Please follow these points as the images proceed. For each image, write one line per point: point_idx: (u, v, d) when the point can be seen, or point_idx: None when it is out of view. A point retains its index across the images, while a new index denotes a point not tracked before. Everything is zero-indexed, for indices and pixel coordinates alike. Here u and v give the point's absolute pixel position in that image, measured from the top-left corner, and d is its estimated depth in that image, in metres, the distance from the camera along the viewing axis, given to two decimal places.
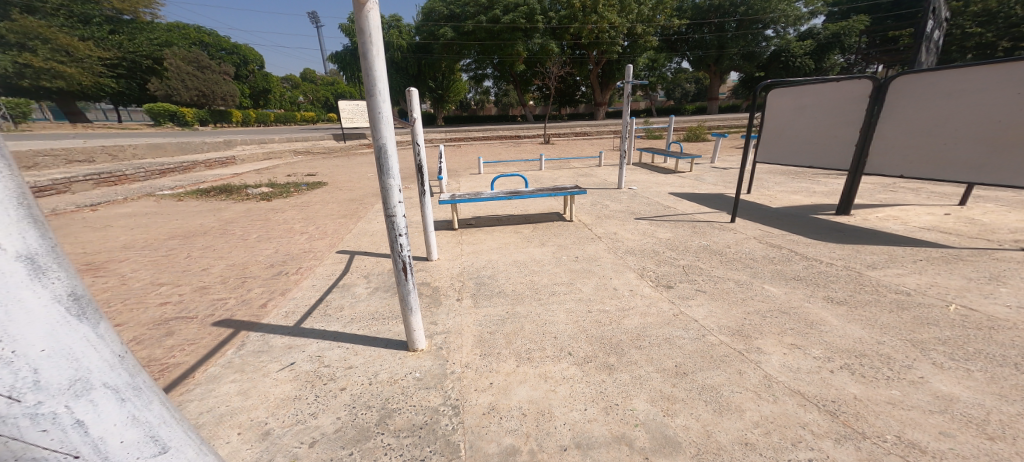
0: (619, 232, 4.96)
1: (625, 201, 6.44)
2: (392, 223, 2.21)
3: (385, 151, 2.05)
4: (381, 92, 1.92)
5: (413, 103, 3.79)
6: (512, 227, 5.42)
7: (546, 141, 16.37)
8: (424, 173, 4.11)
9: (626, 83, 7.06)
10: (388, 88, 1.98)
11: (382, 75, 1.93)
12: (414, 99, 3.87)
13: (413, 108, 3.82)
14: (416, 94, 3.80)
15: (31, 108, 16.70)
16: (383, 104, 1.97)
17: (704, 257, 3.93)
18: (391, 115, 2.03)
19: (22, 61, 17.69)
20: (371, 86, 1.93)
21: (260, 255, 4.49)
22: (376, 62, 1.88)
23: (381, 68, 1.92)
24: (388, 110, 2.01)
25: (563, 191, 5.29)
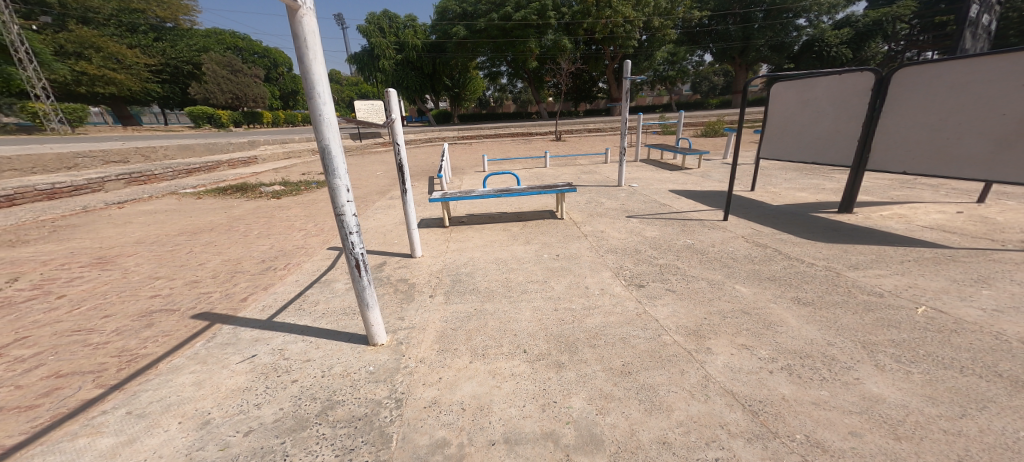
0: (608, 227, 4.81)
1: (621, 198, 6.03)
2: (342, 222, 2.29)
3: (329, 151, 2.13)
4: (320, 94, 2.01)
5: (393, 103, 3.87)
6: (502, 224, 5.41)
7: (557, 138, 16.14)
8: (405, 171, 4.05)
9: (627, 76, 6.64)
10: (329, 90, 2.06)
11: (322, 79, 2.01)
12: (395, 99, 3.94)
13: (393, 108, 3.90)
14: (395, 94, 3.87)
15: (88, 113, 17.39)
16: (325, 106, 2.06)
17: (687, 256, 3.82)
18: (333, 117, 2.10)
19: (80, 68, 18.62)
20: (311, 88, 2.01)
21: (256, 250, 4.67)
22: (314, 67, 1.97)
23: (321, 71, 2.00)
24: (330, 112, 2.10)
25: (553, 189, 5.18)
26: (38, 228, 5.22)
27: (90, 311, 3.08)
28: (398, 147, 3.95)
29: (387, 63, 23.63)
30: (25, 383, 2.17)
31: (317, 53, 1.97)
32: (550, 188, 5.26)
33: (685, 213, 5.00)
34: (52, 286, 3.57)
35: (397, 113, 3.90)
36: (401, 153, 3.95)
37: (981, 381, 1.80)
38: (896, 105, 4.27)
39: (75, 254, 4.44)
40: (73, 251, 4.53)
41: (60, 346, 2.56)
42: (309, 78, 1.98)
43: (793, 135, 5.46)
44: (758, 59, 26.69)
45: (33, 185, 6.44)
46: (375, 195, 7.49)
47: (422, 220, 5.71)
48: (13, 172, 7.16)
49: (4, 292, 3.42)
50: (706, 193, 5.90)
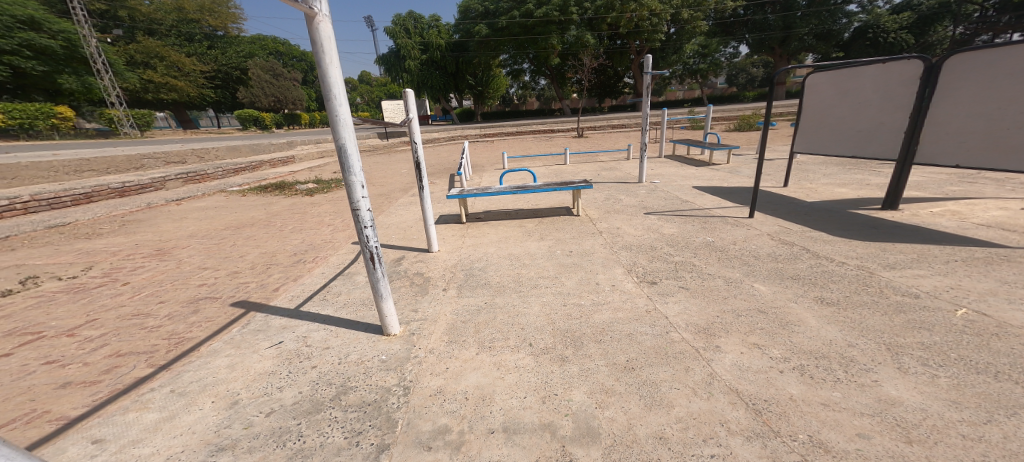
0: (625, 224, 4.71)
1: (641, 195, 5.89)
2: (357, 216, 2.35)
3: (345, 150, 2.21)
4: (336, 96, 2.10)
5: (410, 103, 3.96)
6: (518, 220, 5.39)
7: (578, 135, 15.92)
8: (422, 170, 4.14)
9: (648, 72, 6.45)
10: (344, 92, 2.15)
11: (337, 81, 2.10)
12: (411, 99, 4.03)
13: (410, 107, 3.98)
14: (412, 94, 3.96)
15: (155, 118, 18.97)
16: (340, 108, 2.16)
17: (709, 253, 3.68)
18: (348, 118, 2.20)
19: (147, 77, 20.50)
20: (327, 90, 2.10)
21: (290, 245, 4.65)
22: (330, 69, 2.06)
23: (336, 74, 2.10)
24: (346, 113, 2.19)
25: (569, 186, 5.14)
26: (109, 223, 5.26)
27: (149, 296, 3.15)
28: (417, 145, 4.05)
29: (413, 63, 24.21)
30: (91, 360, 2.32)
31: (333, 57, 2.07)
32: (566, 185, 5.22)
33: (709, 210, 4.80)
34: (120, 274, 3.61)
35: (413, 112, 3.98)
36: (418, 151, 4.04)
37: (1016, 387, 1.76)
38: (948, 93, 3.89)
39: (139, 246, 4.40)
40: (138, 243, 4.54)
41: (120, 328, 2.68)
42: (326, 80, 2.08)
43: (833, 127, 5.08)
44: (801, 49, 25.02)
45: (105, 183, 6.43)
46: (397, 192, 7.67)
47: (440, 216, 5.81)
48: (89, 173, 7.00)
49: (77, 279, 3.46)
50: (735, 188, 5.62)
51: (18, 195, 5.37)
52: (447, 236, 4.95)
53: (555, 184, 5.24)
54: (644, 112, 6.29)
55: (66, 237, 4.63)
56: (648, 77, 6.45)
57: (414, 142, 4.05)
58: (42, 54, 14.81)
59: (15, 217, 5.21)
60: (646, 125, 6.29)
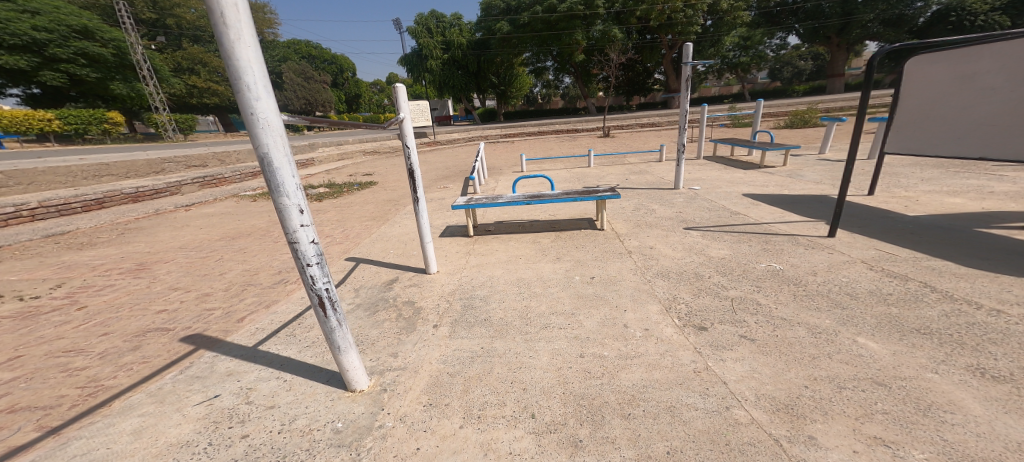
0: (660, 243, 3.91)
1: (678, 205, 5.01)
2: (297, 251, 1.66)
3: (270, 163, 1.45)
4: (251, 88, 1.34)
5: (400, 98, 3.32)
6: (533, 234, 4.68)
7: (605, 135, 14.95)
8: (418, 179, 3.53)
9: (688, 63, 5.52)
10: (267, 82, 1.39)
11: (253, 67, 1.34)
12: (403, 95, 3.39)
13: (401, 104, 3.33)
14: (403, 88, 3.31)
15: (196, 122, 19.77)
16: (261, 103, 1.39)
17: (778, 288, 2.84)
18: (276, 120, 1.43)
19: (191, 83, 21.46)
20: (239, 79, 1.33)
21: (279, 258, 4.21)
22: (237, 50, 1.29)
23: (250, 57, 1.33)
24: (271, 111, 1.42)
25: (594, 195, 4.38)
26: (109, 231, 5.04)
27: (94, 326, 2.75)
28: (410, 150, 3.43)
29: (434, 63, 23.92)
30: None
31: (242, 31, 1.29)
32: (590, 193, 4.47)
33: (769, 226, 3.88)
34: (83, 294, 3.26)
35: (405, 111, 3.31)
36: (411, 157, 3.44)
37: None
38: None
39: (123, 258, 4.09)
40: (124, 255, 4.24)
41: (39, 370, 2.27)
42: (232, 65, 1.30)
43: (949, 119, 3.89)
44: (864, 37, 22.22)
45: (117, 189, 6.28)
46: (407, 198, 7.18)
47: (446, 227, 5.23)
48: (107, 178, 6.92)
49: (36, 300, 3.15)
50: (797, 196, 4.63)
51: (26, 201, 5.31)
52: (451, 252, 4.35)
53: (578, 193, 4.50)
54: (683, 109, 5.36)
55: (58, 248, 4.41)
56: (689, 69, 5.51)
57: (407, 147, 3.43)
58: (94, 61, 15.45)
59: (20, 224, 5.13)
60: (685, 124, 5.37)
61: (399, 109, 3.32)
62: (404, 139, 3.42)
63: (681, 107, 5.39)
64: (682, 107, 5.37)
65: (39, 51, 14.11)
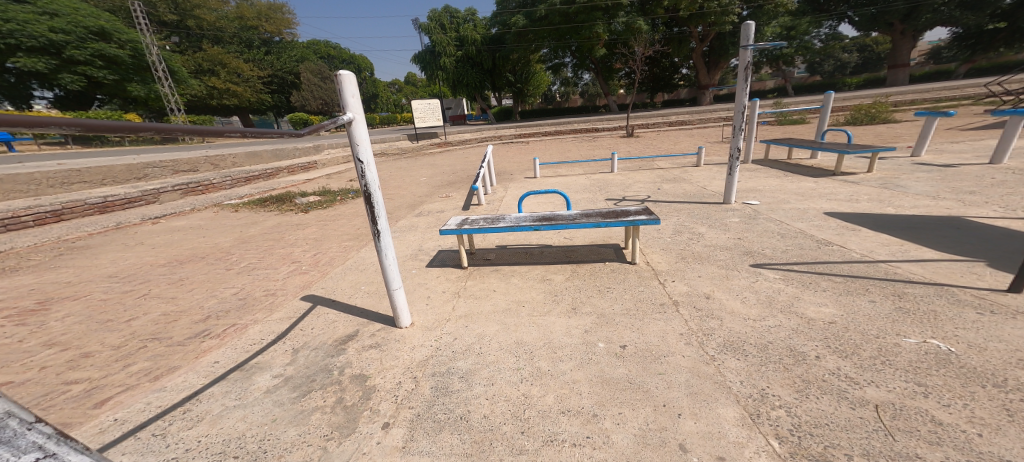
0: (723, 291, 2.79)
1: (736, 227, 3.84)
2: None
3: None
4: None
5: (347, 90, 2.16)
6: (545, 266, 3.65)
7: (629, 135, 13.63)
8: (379, 207, 2.41)
9: (748, 44, 3.95)
10: None
11: None
12: (354, 87, 2.27)
13: (349, 101, 2.20)
14: (352, 78, 2.18)
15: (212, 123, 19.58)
16: None
17: (959, 393, 1.68)
18: None
19: (210, 84, 21.33)
20: None
21: (217, 294, 3.30)
22: None
23: None
24: None
25: (621, 222, 3.27)
26: (47, 251, 4.29)
27: None
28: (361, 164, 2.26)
29: (448, 60, 22.93)
30: None
31: None
32: (615, 219, 3.36)
33: (885, 266, 2.70)
34: None
35: (356, 110, 2.21)
36: (367, 174, 2.29)
37: None
38: None
39: (31, 291, 3.29)
40: (37, 285, 3.46)
41: None
42: None
43: None
44: (933, 23, 19.46)
45: (81, 199, 5.57)
46: (401, 210, 6.26)
47: (438, 252, 4.27)
48: (79, 184, 6.25)
49: None
50: (910, 218, 3.37)
51: None
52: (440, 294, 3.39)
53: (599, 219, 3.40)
54: (740, 104, 4.09)
55: None
56: (748, 54, 4.00)
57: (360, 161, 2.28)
58: (111, 62, 15.20)
59: None
60: (742, 124, 4.12)
61: (346, 107, 2.19)
62: (356, 146, 2.25)
63: (738, 103, 4.11)
64: (739, 102, 4.09)
65: (58, 53, 13.98)
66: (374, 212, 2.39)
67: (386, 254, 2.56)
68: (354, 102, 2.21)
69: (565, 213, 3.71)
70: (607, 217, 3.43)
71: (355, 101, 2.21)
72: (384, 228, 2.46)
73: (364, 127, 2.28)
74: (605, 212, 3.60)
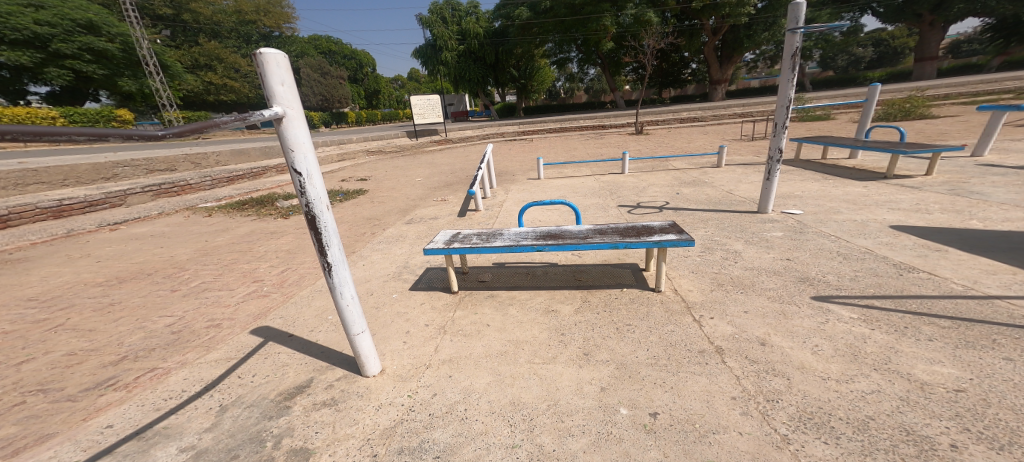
0: (787, 338, 2.18)
1: (781, 243, 3.20)
2: None
3: None
4: None
5: (271, 74, 1.44)
6: (552, 293, 3.05)
7: (638, 132, 12.95)
8: (330, 233, 1.78)
9: (799, 26, 3.23)
10: None
11: None
12: (286, 67, 1.52)
13: (276, 90, 1.48)
14: (281, 56, 1.46)
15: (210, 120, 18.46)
16: None
17: None
18: None
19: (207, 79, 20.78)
20: None
21: (147, 326, 2.71)
22: None
23: None
24: None
25: (644, 243, 2.62)
26: None
27: None
28: (299, 179, 1.60)
29: (449, 54, 22.26)
30: None
31: None
32: (636, 239, 2.72)
33: (1001, 308, 2.08)
34: None
35: (290, 104, 1.51)
36: (310, 191, 1.64)
37: None
38: None
39: None
40: None
41: None
42: None
43: None
44: (961, 16, 18.50)
45: (32, 202, 5.01)
46: (391, 215, 5.67)
47: (426, 270, 3.68)
48: (35, 186, 5.72)
49: None
50: (1004, 238, 2.74)
51: None
52: (425, 330, 2.79)
53: (616, 239, 2.76)
54: (785, 99, 3.40)
55: None
56: (796, 41, 3.28)
57: (298, 175, 1.60)
58: (102, 56, 14.66)
59: None
60: (786, 122, 3.44)
61: (271, 98, 1.48)
62: (289, 152, 1.57)
63: (782, 97, 3.42)
64: (783, 96, 3.40)
65: (43, 46, 13.47)
66: (322, 240, 1.76)
67: (342, 290, 1.94)
68: (285, 91, 1.50)
69: (574, 228, 3.08)
70: (626, 237, 2.79)
71: (286, 90, 1.50)
72: (338, 259, 1.84)
73: (304, 125, 1.59)
74: (623, 229, 2.96)
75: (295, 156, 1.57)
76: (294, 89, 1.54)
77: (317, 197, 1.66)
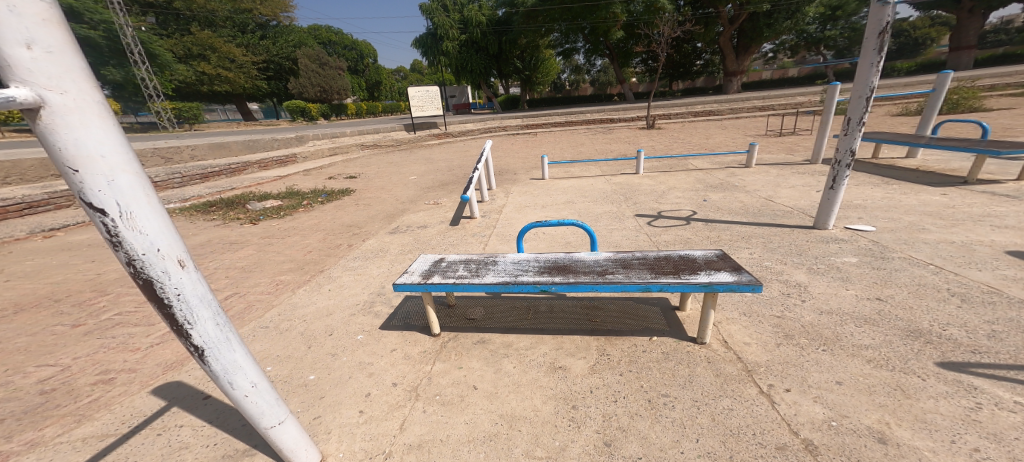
0: (923, 433, 1.43)
1: (862, 272, 2.45)
2: None
3: None
4: None
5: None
6: (561, 340, 2.32)
7: (650, 126, 12.08)
8: (192, 303, 1.03)
9: None
10: None
11: None
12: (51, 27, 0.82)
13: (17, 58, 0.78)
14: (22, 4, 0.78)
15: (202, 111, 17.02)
16: None
17: None
18: None
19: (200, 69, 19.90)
20: None
21: (14, 383, 2.04)
22: None
23: None
24: None
25: (687, 285, 1.91)
26: None
27: None
28: (104, 219, 0.88)
29: (451, 44, 21.32)
30: None
31: None
32: (674, 278, 2.00)
33: None
34: None
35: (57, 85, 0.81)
36: (129, 237, 0.92)
37: None
38: None
39: None
40: None
41: None
42: None
43: None
44: None
45: None
46: (374, 221, 4.95)
47: (403, 299, 2.96)
48: None
49: None
50: None
51: None
52: (390, 393, 2.07)
53: (648, 277, 2.04)
54: (865, 88, 2.64)
55: None
56: (889, 15, 2.46)
57: (103, 213, 0.89)
58: (84, 45, 14.01)
59: None
60: (865, 118, 2.69)
61: (10, 77, 0.77)
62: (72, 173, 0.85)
63: (861, 86, 2.65)
64: (864, 85, 2.64)
65: None
66: (175, 316, 1.02)
67: (232, 379, 1.19)
68: (42, 61, 0.80)
69: (588, 257, 2.37)
70: (660, 274, 2.06)
71: (41, 57, 0.80)
72: (215, 338, 1.10)
73: (107, 126, 0.89)
74: (654, 261, 2.23)
75: (84, 178, 0.86)
76: (68, 59, 0.84)
77: (150, 247, 0.94)
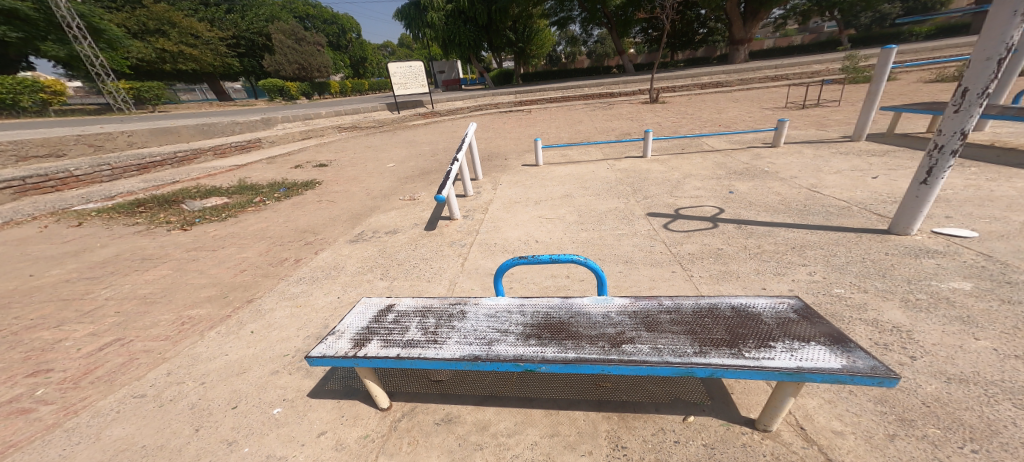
0: None
1: (987, 307, 1.76)
2: None
3: None
4: None
5: None
6: (564, 420, 1.61)
7: (653, 101, 11.12)
8: None
9: None
10: None
11: None
12: None
13: None
14: None
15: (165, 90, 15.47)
16: None
17: None
18: None
19: (159, 46, 18.26)
20: None
21: None
22: None
23: None
24: None
25: (758, 372, 1.17)
26: None
27: None
28: None
29: (436, 15, 19.69)
30: None
31: None
32: (733, 355, 1.26)
33: None
34: None
35: None
36: None
37: None
38: None
39: None
40: None
41: None
42: None
43: None
44: None
45: None
46: (335, 222, 4.15)
47: None
48: None
49: None
50: None
51: None
52: None
53: (689, 351, 1.30)
54: (998, 46, 1.84)
55: None
56: None
57: None
58: (14, 18, 12.48)
59: None
60: (991, 88, 1.90)
61: None
62: None
63: (994, 43, 1.85)
64: (997, 41, 1.83)
65: None
66: None
67: None
68: None
69: (595, 306, 1.61)
70: (709, 345, 1.32)
71: None
72: None
73: None
74: (693, 317, 1.48)
75: None
76: None
77: None
